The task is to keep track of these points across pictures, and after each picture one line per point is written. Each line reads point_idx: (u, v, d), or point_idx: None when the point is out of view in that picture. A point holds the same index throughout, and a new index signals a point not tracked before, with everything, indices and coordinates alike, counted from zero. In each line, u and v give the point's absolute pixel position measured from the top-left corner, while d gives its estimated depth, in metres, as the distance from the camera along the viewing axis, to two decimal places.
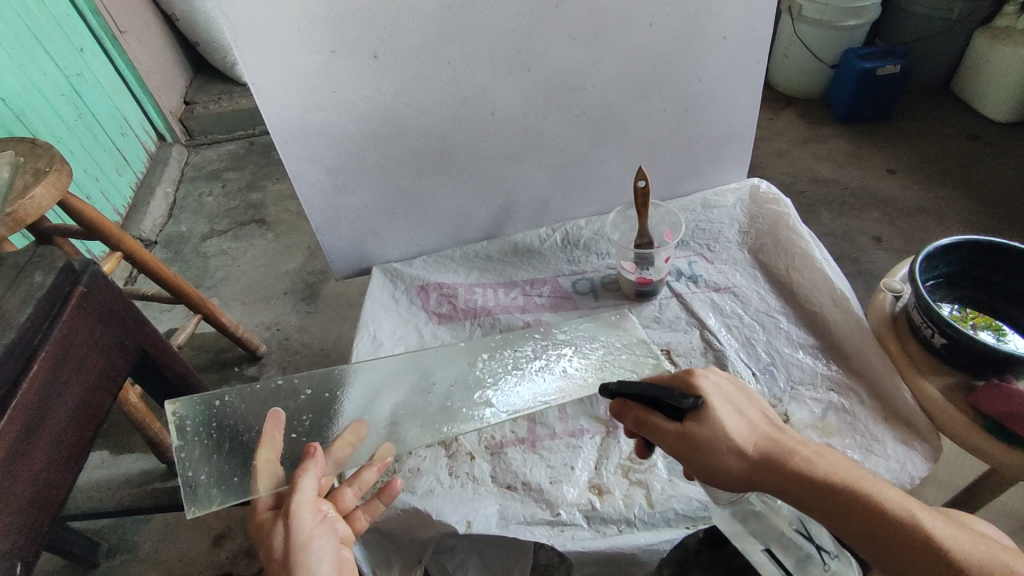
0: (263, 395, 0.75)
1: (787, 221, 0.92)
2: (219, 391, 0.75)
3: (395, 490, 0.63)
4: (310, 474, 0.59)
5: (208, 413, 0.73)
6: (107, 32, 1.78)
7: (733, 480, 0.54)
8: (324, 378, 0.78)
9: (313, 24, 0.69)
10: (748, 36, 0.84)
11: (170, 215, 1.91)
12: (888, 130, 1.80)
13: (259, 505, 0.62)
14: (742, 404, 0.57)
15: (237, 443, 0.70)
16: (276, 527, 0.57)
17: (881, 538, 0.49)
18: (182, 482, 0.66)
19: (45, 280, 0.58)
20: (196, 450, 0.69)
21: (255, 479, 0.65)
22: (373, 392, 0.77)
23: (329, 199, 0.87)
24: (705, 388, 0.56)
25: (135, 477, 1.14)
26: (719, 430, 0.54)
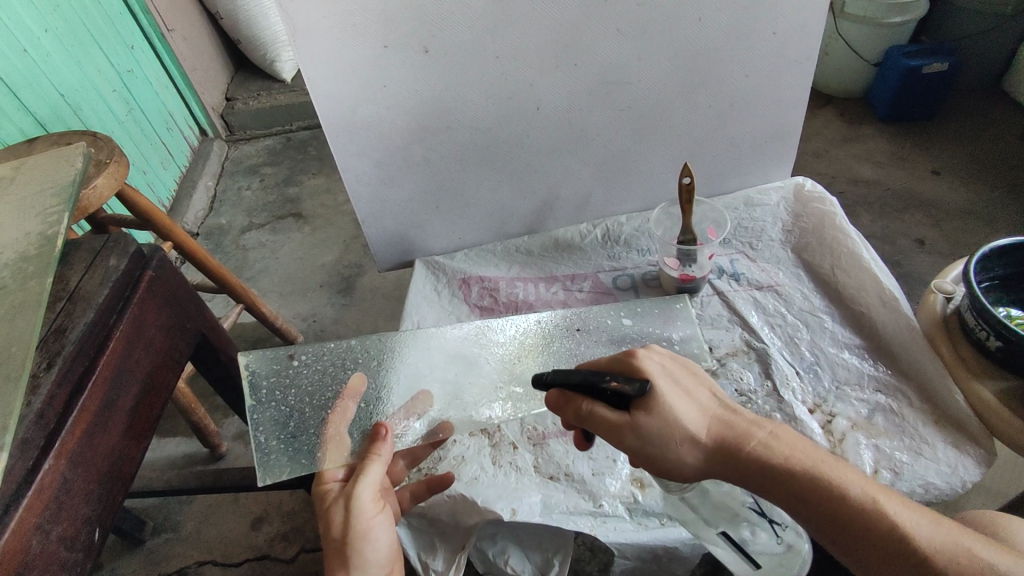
0: (336, 356, 0.74)
1: (833, 220, 0.91)
2: (292, 348, 0.73)
3: (448, 482, 0.67)
4: (379, 460, 0.61)
5: (280, 372, 0.71)
6: (157, 30, 1.84)
7: (687, 468, 0.53)
8: (393, 347, 0.76)
9: (368, 21, 0.71)
10: (798, 32, 0.83)
11: (211, 208, 1.97)
12: (932, 130, 1.76)
13: (327, 474, 0.64)
14: (689, 385, 0.56)
15: (307, 409, 0.69)
16: (337, 504, 0.59)
17: (841, 522, 0.50)
18: (254, 446, 0.65)
19: (118, 264, 0.60)
20: (267, 413, 0.68)
21: (326, 451, 0.65)
22: (440, 365, 0.75)
23: (375, 193, 0.89)
24: (650, 373, 0.55)
25: (179, 460, 1.19)
26: (667, 419, 0.53)
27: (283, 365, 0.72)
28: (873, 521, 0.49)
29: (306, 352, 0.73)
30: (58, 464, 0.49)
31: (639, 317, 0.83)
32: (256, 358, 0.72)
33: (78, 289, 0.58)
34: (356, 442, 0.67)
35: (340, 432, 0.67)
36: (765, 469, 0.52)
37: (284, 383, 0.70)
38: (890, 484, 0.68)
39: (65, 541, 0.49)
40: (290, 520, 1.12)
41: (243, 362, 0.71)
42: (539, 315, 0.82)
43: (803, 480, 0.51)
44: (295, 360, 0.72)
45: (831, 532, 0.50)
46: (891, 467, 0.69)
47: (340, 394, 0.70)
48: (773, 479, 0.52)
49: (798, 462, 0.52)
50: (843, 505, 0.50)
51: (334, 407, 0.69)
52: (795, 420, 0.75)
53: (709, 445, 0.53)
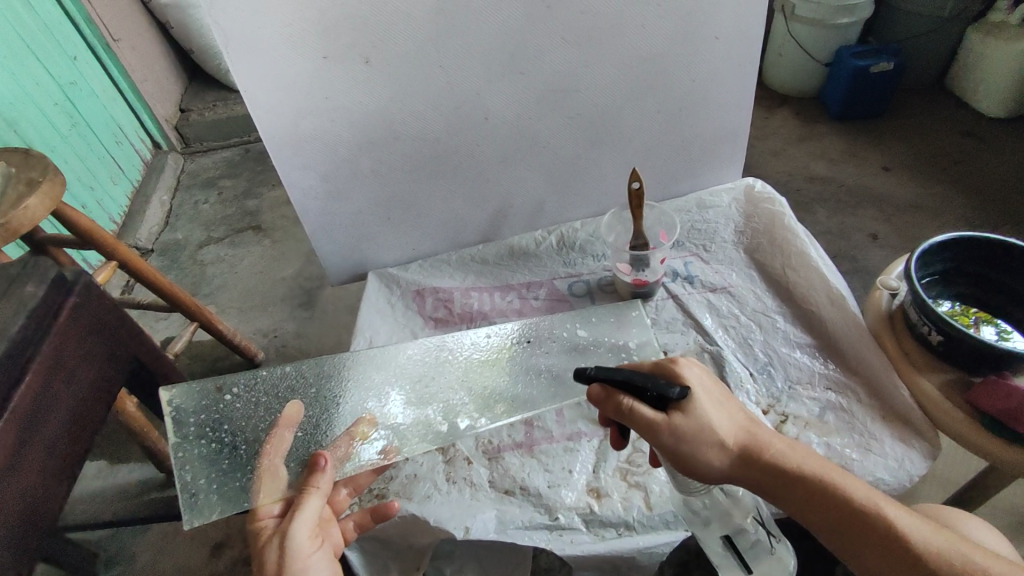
0: (270, 386, 0.72)
1: (783, 220, 0.92)
2: (222, 380, 0.71)
3: (391, 511, 0.63)
4: (317, 493, 0.59)
5: (209, 407, 0.69)
6: (101, 41, 1.78)
7: (712, 472, 0.55)
8: (331, 372, 0.74)
9: (303, 32, 0.69)
10: (741, 36, 0.84)
11: (166, 223, 1.91)
12: (882, 127, 1.81)
13: (261, 512, 0.60)
14: (722, 395, 0.58)
15: (240, 442, 0.67)
16: (272, 542, 0.56)
17: (847, 528, 0.51)
18: (179, 487, 0.62)
19: (36, 292, 0.58)
20: (194, 450, 0.65)
21: (259, 484, 0.63)
22: (383, 386, 0.73)
23: (323, 206, 0.87)
24: (689, 378, 0.56)
25: (132, 487, 1.13)
26: (700, 421, 0.54)
27: (212, 398, 0.70)
28: (879, 529, 0.50)
29: (238, 383, 0.71)
30: None
31: (593, 324, 0.82)
32: (181, 392, 0.70)
33: None
34: (292, 474, 0.64)
35: (275, 463, 0.65)
36: (782, 477, 0.54)
37: (213, 417, 0.68)
38: None
39: None
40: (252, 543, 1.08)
41: (167, 398, 0.69)
42: (487, 329, 0.81)
43: (817, 491, 0.53)
44: (223, 392, 0.70)
45: (841, 542, 0.52)
46: (844, 464, 0.70)
47: (275, 424, 0.68)
48: (786, 487, 0.54)
49: (816, 474, 0.54)
50: (854, 516, 0.51)
51: (269, 439, 0.67)
52: None
53: (735, 451, 0.55)
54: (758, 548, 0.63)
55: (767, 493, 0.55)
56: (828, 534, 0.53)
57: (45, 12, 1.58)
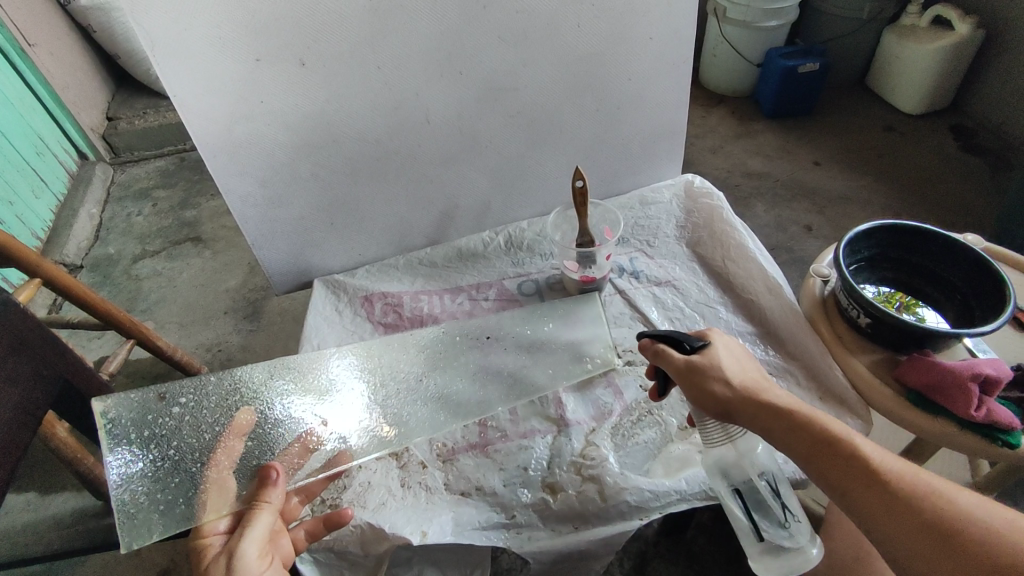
0: (216, 395, 0.69)
1: (721, 213, 0.96)
2: (164, 388, 0.68)
3: (345, 519, 0.62)
4: (268, 509, 0.57)
5: (151, 419, 0.66)
6: (14, 45, 1.68)
7: (719, 408, 0.58)
8: (282, 378, 0.72)
9: (233, 32, 0.67)
10: (673, 37, 0.87)
11: (96, 237, 1.81)
12: (811, 124, 1.90)
13: (206, 528, 0.58)
14: (744, 356, 0.63)
15: (185, 456, 0.64)
16: (218, 562, 0.53)
17: (827, 460, 0.52)
18: (116, 507, 0.59)
19: None
20: (134, 467, 0.62)
21: (206, 499, 0.61)
22: (336, 392, 0.72)
23: (263, 212, 0.84)
24: (715, 337, 0.63)
25: (66, 517, 1.07)
26: (715, 361, 0.59)
27: (154, 409, 0.66)
28: (851, 459, 0.51)
29: (184, 393, 0.69)
30: None
31: (542, 321, 0.83)
32: (117, 403, 0.66)
33: None
34: (242, 487, 0.62)
35: (224, 476, 0.63)
36: (783, 417, 0.55)
37: (154, 430, 0.65)
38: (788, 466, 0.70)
39: None
40: None
41: (100, 411, 0.64)
42: (441, 328, 0.81)
43: (810, 431, 0.54)
44: (166, 401, 0.67)
45: (826, 480, 0.53)
46: None
47: (225, 432, 0.66)
48: (780, 424, 0.55)
49: (812, 417, 0.55)
50: (839, 455, 0.52)
51: (217, 451, 0.65)
52: None
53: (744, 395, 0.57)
54: (771, 515, 0.63)
55: (767, 433, 0.56)
56: (813, 471, 0.54)
57: None
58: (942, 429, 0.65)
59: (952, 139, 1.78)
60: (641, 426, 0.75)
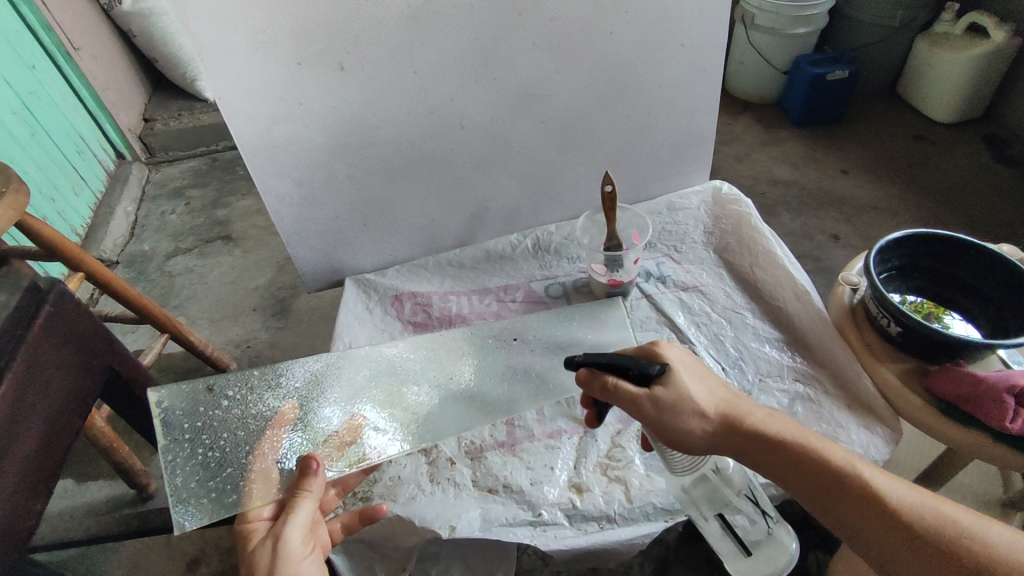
0: (260, 388, 0.72)
1: (749, 220, 0.96)
2: (212, 380, 0.71)
3: (379, 514, 0.63)
4: (310, 497, 0.59)
5: (201, 410, 0.69)
6: (61, 48, 1.74)
7: (697, 441, 0.58)
8: (318, 375, 0.74)
9: (278, 37, 0.70)
10: (704, 44, 0.88)
11: (131, 235, 1.87)
12: (839, 132, 1.88)
13: (252, 513, 0.60)
14: (704, 371, 0.62)
15: (231, 445, 0.66)
16: (264, 545, 0.55)
17: (826, 489, 0.53)
18: (169, 491, 0.62)
19: (9, 302, 0.58)
20: (185, 454, 0.65)
21: (253, 487, 0.63)
22: (367, 387, 0.74)
23: (299, 212, 0.87)
24: (669, 357, 0.61)
25: (101, 506, 1.12)
26: (680, 392, 0.58)
27: (204, 400, 0.69)
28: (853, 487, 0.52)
29: (231, 387, 0.71)
30: None
31: (568, 324, 0.84)
32: (170, 394, 0.69)
33: None
34: (284, 476, 0.64)
35: (268, 465, 0.65)
36: (765, 444, 0.56)
37: (204, 420, 0.68)
38: None
39: None
40: (230, 557, 1.12)
41: (156, 400, 0.68)
42: (471, 328, 0.83)
43: (804, 458, 0.55)
44: (215, 393, 0.70)
45: (826, 507, 0.53)
46: None
47: (268, 426, 0.68)
48: (769, 451, 0.56)
49: (797, 441, 0.56)
50: (834, 481, 0.53)
51: (262, 440, 0.67)
52: None
53: (718, 424, 0.58)
54: (752, 526, 0.63)
55: (752, 461, 0.57)
56: (809, 498, 0.54)
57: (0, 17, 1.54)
58: (972, 440, 0.65)
59: (985, 148, 1.75)
60: None
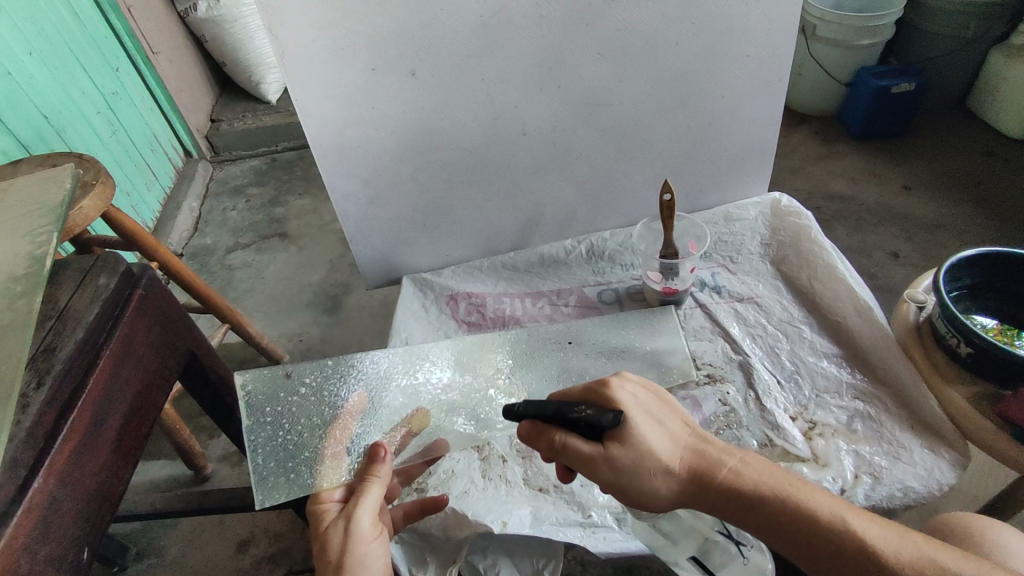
0: (334, 376, 0.75)
1: (809, 233, 0.94)
2: (291, 367, 0.74)
3: (441, 504, 0.67)
4: (378, 483, 0.61)
5: (281, 393, 0.72)
6: (141, 52, 1.85)
7: (663, 498, 0.56)
8: (385, 367, 0.77)
9: (356, 44, 0.73)
10: (770, 55, 0.87)
11: (195, 229, 1.96)
12: (902, 146, 1.82)
13: (323, 495, 0.62)
14: (661, 416, 0.59)
15: (307, 429, 0.69)
16: (337, 527, 0.58)
17: (811, 541, 0.52)
18: (252, 468, 0.65)
19: (108, 283, 0.60)
20: (266, 434, 0.68)
21: (323, 468, 0.66)
22: (432, 381, 0.77)
23: (364, 211, 0.90)
24: (623, 403, 0.57)
25: (162, 483, 1.22)
26: (639, 448, 0.55)
27: (283, 385, 0.73)
28: (839, 539, 0.52)
29: (308, 374, 0.74)
30: (48, 483, 0.48)
31: (623, 330, 0.84)
32: (254, 377, 0.73)
33: (68, 308, 0.57)
34: (353, 462, 0.67)
35: (340, 449, 0.68)
36: (741, 497, 0.54)
37: (283, 402, 0.71)
38: (871, 488, 0.69)
39: (53, 561, 0.48)
40: (277, 542, 1.16)
41: (241, 382, 0.72)
42: (530, 328, 0.84)
43: (786, 511, 0.53)
44: (293, 378, 0.73)
45: (811, 558, 0.53)
46: (872, 472, 0.71)
47: (340, 413, 0.71)
48: (746, 505, 0.55)
49: (775, 489, 0.55)
50: (820, 534, 0.52)
51: (335, 425, 0.70)
52: (778, 428, 0.76)
53: (682, 477, 0.56)
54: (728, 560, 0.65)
55: (724, 513, 0.56)
56: (791, 548, 0.54)
57: (90, 23, 1.66)
58: None
59: None
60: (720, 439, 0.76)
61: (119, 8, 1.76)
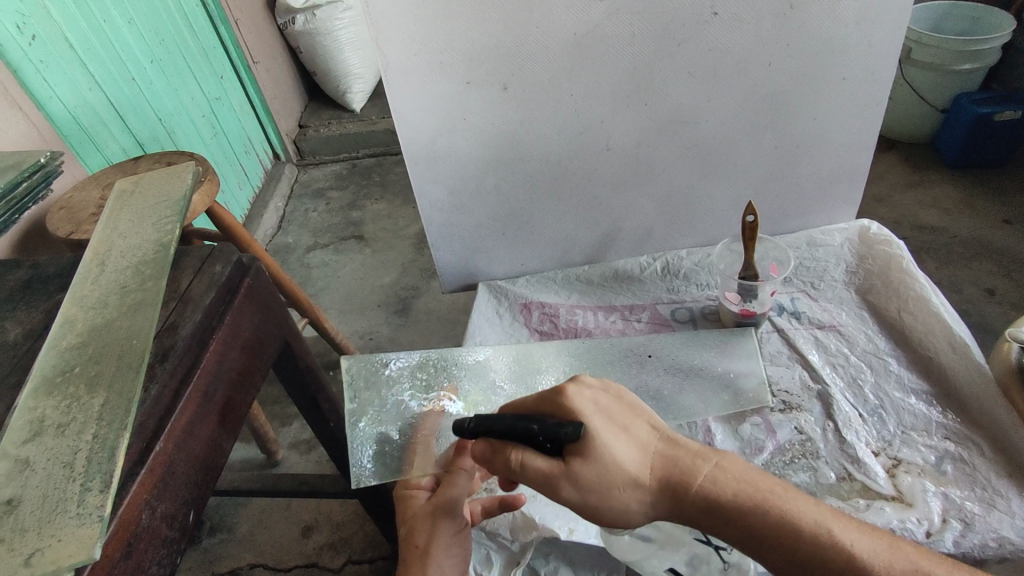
0: (429, 370, 0.78)
1: (900, 262, 0.91)
2: (389, 357, 0.78)
3: (518, 504, 0.70)
4: (466, 475, 0.65)
5: (379, 380, 0.75)
6: (244, 62, 2.00)
7: (634, 514, 0.52)
8: (475, 365, 0.79)
9: (455, 59, 0.77)
10: (868, 78, 0.85)
11: (279, 227, 2.09)
12: (1003, 178, 1.71)
13: (413, 481, 0.69)
14: (626, 422, 0.54)
15: (400, 419, 0.72)
16: (425, 519, 0.65)
17: (789, 546, 0.51)
18: (351, 450, 0.70)
19: (223, 271, 0.66)
20: (364, 420, 0.72)
21: (412, 457, 0.69)
22: (519, 382, 0.78)
23: (446, 217, 0.94)
24: (585, 413, 0.53)
25: (237, 464, 1.30)
26: (605, 464, 0.51)
27: (382, 373, 0.76)
28: (818, 545, 0.51)
29: (405, 364, 0.78)
30: (167, 447, 0.53)
31: (699, 349, 0.84)
32: (356, 363, 0.76)
33: (189, 292, 0.63)
34: (444, 453, 0.69)
35: (429, 441, 0.71)
36: (716, 505, 0.52)
37: (380, 390, 0.75)
38: (963, 535, 0.65)
39: (167, 518, 0.53)
40: (338, 531, 1.21)
41: (344, 367, 0.76)
42: (610, 339, 0.85)
43: (763, 516, 0.51)
44: (392, 368, 0.77)
45: (788, 563, 0.52)
46: (963, 517, 0.67)
47: (431, 405, 0.74)
48: (721, 514, 0.52)
49: (751, 493, 0.52)
50: (800, 541, 0.51)
51: (427, 417, 0.73)
52: (858, 462, 0.74)
53: (653, 489, 0.52)
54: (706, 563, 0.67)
55: (695, 522, 0.53)
56: (768, 554, 0.52)
57: (203, 34, 1.80)
58: None
59: None
60: (794, 468, 0.74)
61: (228, 21, 1.91)
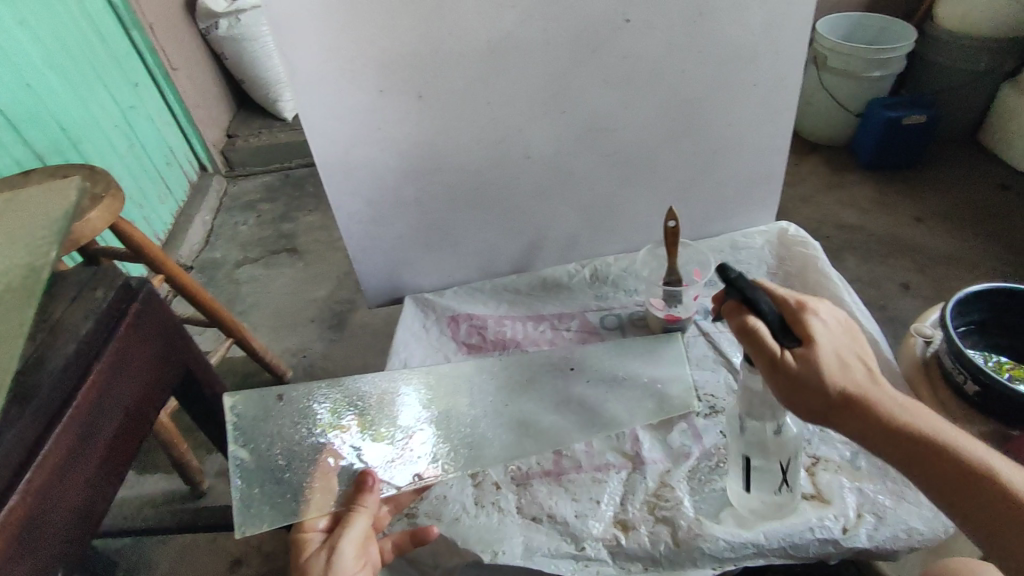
0: (323, 402, 0.73)
1: (816, 263, 0.94)
2: (282, 389, 0.72)
3: (428, 536, 0.67)
4: (364, 513, 0.64)
5: (270, 417, 0.71)
6: (162, 69, 1.89)
7: (811, 408, 0.56)
8: (378, 392, 0.75)
9: (365, 67, 0.74)
10: (779, 85, 0.87)
11: (206, 242, 1.98)
12: (913, 178, 1.81)
13: (307, 523, 0.65)
14: (854, 345, 0.58)
15: (292, 460, 0.69)
16: (319, 557, 0.62)
17: (953, 475, 0.51)
18: (235, 495, 0.65)
19: (104, 296, 0.59)
20: (252, 462, 0.68)
21: (312, 496, 0.67)
22: (426, 410, 0.75)
23: (367, 230, 0.90)
24: (814, 322, 0.58)
25: (157, 497, 1.21)
26: (811, 357, 0.56)
27: (273, 408, 0.71)
28: (985, 481, 0.50)
29: (299, 396, 0.73)
30: (24, 501, 0.47)
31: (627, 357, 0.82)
32: (244, 398, 0.71)
33: (60, 322, 0.57)
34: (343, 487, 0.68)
35: (329, 480, 0.68)
36: (895, 425, 0.54)
37: (271, 428, 0.70)
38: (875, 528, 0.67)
39: None
40: (268, 561, 1.14)
41: (230, 404, 0.70)
42: (534, 354, 0.82)
43: (940, 449, 0.52)
44: (284, 402, 0.72)
45: (948, 495, 0.51)
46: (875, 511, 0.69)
47: (326, 443, 0.70)
48: (896, 436, 0.53)
49: (937, 433, 0.53)
50: (968, 475, 0.51)
51: (322, 456, 0.70)
52: None
53: (840, 396, 0.55)
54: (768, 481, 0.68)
55: (867, 441, 0.55)
56: (929, 484, 0.52)
57: (112, 40, 1.70)
58: None
59: None
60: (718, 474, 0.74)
61: (141, 26, 1.80)
